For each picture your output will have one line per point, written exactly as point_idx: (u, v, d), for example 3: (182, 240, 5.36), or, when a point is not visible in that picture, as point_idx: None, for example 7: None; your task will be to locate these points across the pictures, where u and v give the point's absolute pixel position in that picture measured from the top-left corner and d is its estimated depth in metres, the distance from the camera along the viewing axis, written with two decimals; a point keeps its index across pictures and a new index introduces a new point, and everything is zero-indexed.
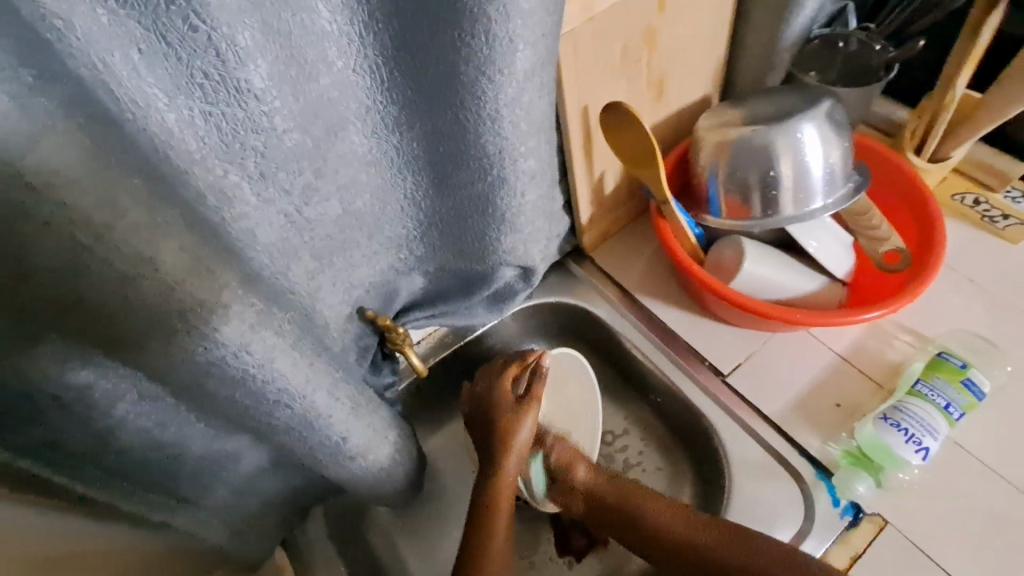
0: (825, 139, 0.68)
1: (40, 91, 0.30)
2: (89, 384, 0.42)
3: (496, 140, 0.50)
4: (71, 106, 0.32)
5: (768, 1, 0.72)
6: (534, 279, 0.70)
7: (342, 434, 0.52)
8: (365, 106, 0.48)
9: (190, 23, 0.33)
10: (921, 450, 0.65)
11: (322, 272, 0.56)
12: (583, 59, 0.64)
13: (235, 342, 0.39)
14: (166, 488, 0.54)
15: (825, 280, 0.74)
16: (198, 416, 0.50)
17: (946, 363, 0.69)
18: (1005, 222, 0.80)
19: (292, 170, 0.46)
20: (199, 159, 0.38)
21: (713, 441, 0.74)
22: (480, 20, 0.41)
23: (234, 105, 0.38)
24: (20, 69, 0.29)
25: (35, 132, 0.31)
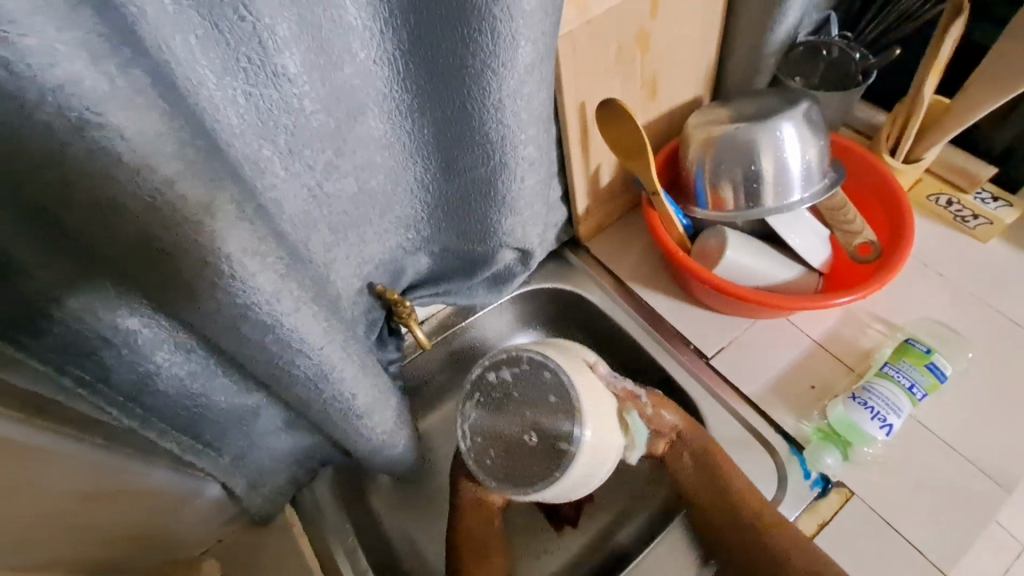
0: (803, 137, 0.73)
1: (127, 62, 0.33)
2: (133, 330, 0.48)
3: (499, 127, 0.56)
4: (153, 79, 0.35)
5: (753, 9, 0.78)
6: (531, 261, 0.76)
7: (354, 391, 0.57)
8: (382, 94, 0.54)
9: (240, 14, 0.39)
10: (886, 426, 0.70)
11: (338, 245, 0.61)
12: (580, 58, 0.69)
13: (268, 295, 0.44)
14: (193, 436, 0.60)
15: (801, 269, 0.79)
16: (224, 370, 0.56)
17: (913, 348, 0.75)
18: (974, 221, 0.86)
19: (316, 148, 0.51)
20: (238, 133, 0.45)
21: (696, 418, 0.79)
22: (487, 19, 0.47)
23: (271, 87, 0.44)
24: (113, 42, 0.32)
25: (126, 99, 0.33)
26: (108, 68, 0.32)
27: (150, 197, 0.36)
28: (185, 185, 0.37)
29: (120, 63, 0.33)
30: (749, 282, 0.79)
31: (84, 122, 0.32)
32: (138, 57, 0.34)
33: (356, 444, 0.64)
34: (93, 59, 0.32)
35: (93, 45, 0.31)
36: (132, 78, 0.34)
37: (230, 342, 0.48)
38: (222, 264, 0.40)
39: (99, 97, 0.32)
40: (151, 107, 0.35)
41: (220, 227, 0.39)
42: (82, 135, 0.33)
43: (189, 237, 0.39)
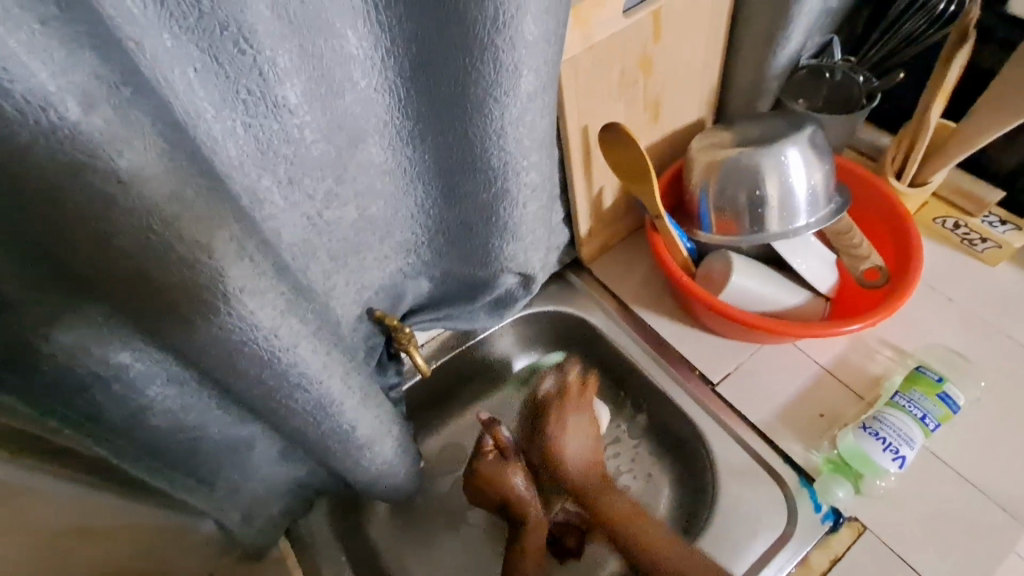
0: (809, 162, 0.73)
1: (132, 102, 0.33)
2: (125, 365, 0.47)
3: (501, 154, 0.55)
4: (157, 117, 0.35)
5: (756, 34, 0.78)
6: (533, 286, 0.74)
7: (352, 423, 0.55)
8: (384, 121, 0.53)
9: (240, 47, 0.38)
10: (898, 458, 0.68)
11: (337, 271, 0.60)
12: (583, 83, 0.69)
13: (265, 331, 0.43)
14: (186, 470, 0.58)
15: (808, 294, 0.78)
16: (218, 402, 0.54)
17: (923, 377, 0.73)
18: (982, 245, 0.85)
19: (316, 176, 0.51)
20: (236, 163, 0.44)
21: (702, 447, 0.77)
22: (490, 48, 0.46)
23: (270, 118, 0.43)
24: (117, 83, 0.32)
25: (126, 138, 0.33)
26: (105, 111, 0.32)
27: (146, 235, 0.35)
28: (187, 225, 0.36)
29: (117, 104, 0.32)
30: (755, 307, 0.77)
31: (84, 165, 0.32)
32: (139, 95, 0.33)
33: (352, 477, 0.62)
34: (90, 104, 0.31)
35: (92, 88, 0.31)
36: (130, 119, 0.33)
37: (224, 379, 0.46)
38: (219, 303, 0.40)
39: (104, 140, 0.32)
40: (150, 143, 0.34)
41: (221, 265, 0.39)
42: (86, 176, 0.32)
43: (184, 275, 0.38)
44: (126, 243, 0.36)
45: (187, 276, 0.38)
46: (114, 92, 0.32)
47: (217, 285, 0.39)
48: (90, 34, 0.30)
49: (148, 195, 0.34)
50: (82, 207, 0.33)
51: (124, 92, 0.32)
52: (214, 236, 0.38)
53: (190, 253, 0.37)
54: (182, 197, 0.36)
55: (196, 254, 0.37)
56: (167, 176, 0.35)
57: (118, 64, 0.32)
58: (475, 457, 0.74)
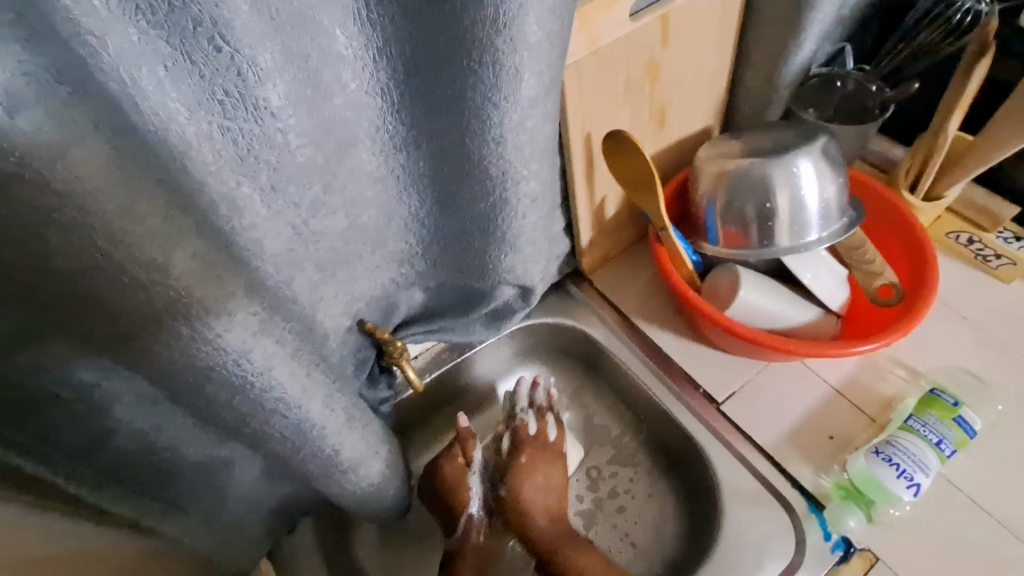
0: (821, 174, 0.70)
1: (73, 105, 0.30)
2: (91, 384, 0.44)
3: (500, 163, 0.52)
4: (99, 117, 0.32)
5: (766, 40, 0.75)
6: (532, 299, 0.71)
7: (335, 447, 0.52)
8: (375, 126, 0.50)
9: (215, 44, 0.35)
10: (913, 486, 0.64)
11: (325, 283, 0.57)
12: (586, 89, 0.66)
13: (237, 350, 0.39)
14: (158, 494, 0.55)
15: (819, 311, 0.75)
16: (193, 422, 0.51)
17: (938, 400, 0.69)
18: (996, 261, 0.82)
19: (302, 183, 0.47)
20: (215, 171, 0.40)
21: (706, 469, 0.74)
22: (489, 50, 0.43)
23: (251, 122, 0.40)
24: (56, 86, 0.30)
25: (65, 141, 0.30)
26: (33, 114, 0.29)
27: (91, 254, 0.33)
28: (139, 240, 0.34)
29: (48, 107, 0.30)
30: (763, 324, 0.74)
31: (11, 175, 0.29)
32: (78, 96, 0.31)
33: (337, 500, 0.59)
34: (14, 107, 0.28)
35: (19, 88, 0.28)
36: (68, 124, 0.30)
37: (194, 402, 0.43)
38: (182, 324, 0.37)
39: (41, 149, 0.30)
40: (98, 152, 0.32)
41: (182, 286, 0.36)
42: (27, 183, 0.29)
43: (140, 296, 0.35)
44: (64, 258, 0.33)
45: (141, 290, 0.35)
46: (53, 95, 0.30)
47: (180, 302, 0.36)
48: (16, 24, 0.27)
49: (91, 210, 0.32)
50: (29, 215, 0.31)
51: (64, 97, 0.30)
52: (173, 251, 0.35)
53: (142, 270, 0.34)
54: (135, 208, 0.33)
55: (150, 272, 0.35)
56: (119, 184, 0.32)
57: (50, 60, 0.29)
58: (441, 457, 0.71)
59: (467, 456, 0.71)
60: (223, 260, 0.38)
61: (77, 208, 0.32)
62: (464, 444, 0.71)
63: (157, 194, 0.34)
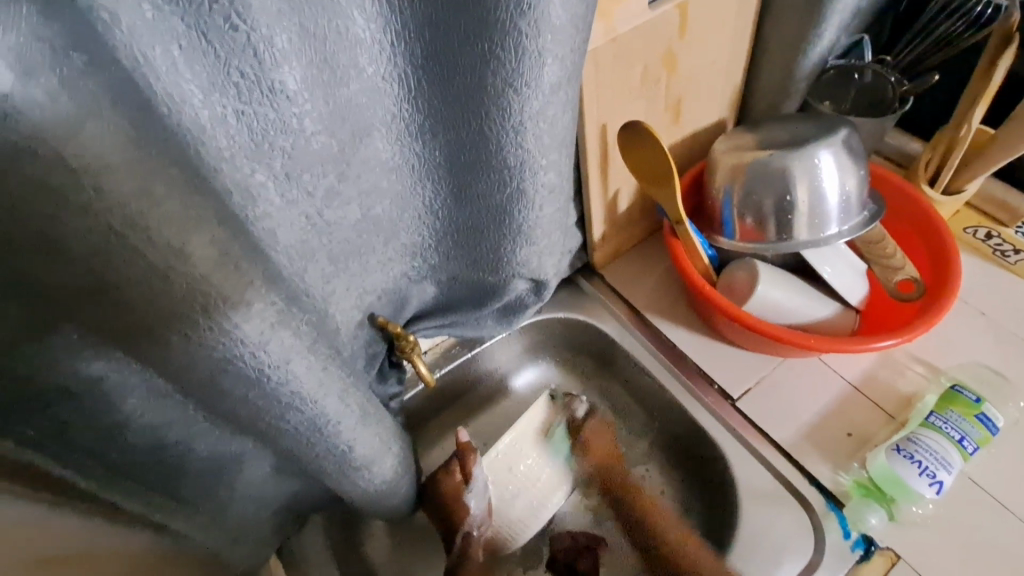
0: (842, 166, 0.68)
1: (89, 76, 0.29)
2: (101, 377, 0.43)
3: (518, 152, 0.51)
4: (116, 95, 0.30)
5: (785, 30, 0.74)
6: (546, 293, 0.70)
7: (349, 443, 0.50)
8: (391, 113, 0.49)
9: (231, 23, 0.34)
10: (935, 483, 0.63)
11: (337, 276, 0.56)
12: (603, 78, 0.65)
13: (254, 342, 0.38)
14: (168, 490, 0.54)
15: (836, 307, 0.74)
16: (204, 416, 0.50)
17: (960, 397, 0.68)
18: (1015, 256, 0.81)
19: (317, 172, 0.46)
20: (228, 157, 0.39)
21: (722, 466, 0.73)
22: (512, 33, 0.42)
23: (266, 105, 0.39)
24: (70, 53, 0.28)
25: (78, 115, 0.28)
26: (48, 82, 0.27)
27: (104, 238, 0.31)
28: (155, 224, 0.32)
29: (64, 75, 0.27)
30: (780, 319, 0.73)
31: (26, 152, 0.28)
32: (93, 68, 0.29)
33: (349, 497, 0.58)
34: (26, 72, 0.26)
35: (27, 53, 0.26)
36: (84, 97, 0.28)
37: (208, 395, 0.41)
38: (198, 314, 0.35)
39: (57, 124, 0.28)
40: (112, 128, 0.30)
41: (199, 274, 0.34)
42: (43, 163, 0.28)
43: (155, 283, 0.34)
44: (77, 243, 0.31)
45: (156, 276, 0.33)
46: (69, 65, 0.28)
47: (197, 291, 0.34)
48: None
49: (107, 189, 0.30)
50: (43, 195, 0.29)
51: (80, 67, 0.28)
52: (191, 235, 0.33)
53: (160, 256, 0.33)
54: (152, 192, 0.32)
55: (168, 258, 0.33)
56: (136, 164, 0.31)
57: (62, 26, 0.27)
58: (440, 471, 0.70)
59: (465, 473, 0.68)
60: (240, 247, 0.37)
61: (91, 188, 0.30)
62: (463, 460, 0.69)
63: (176, 176, 0.33)
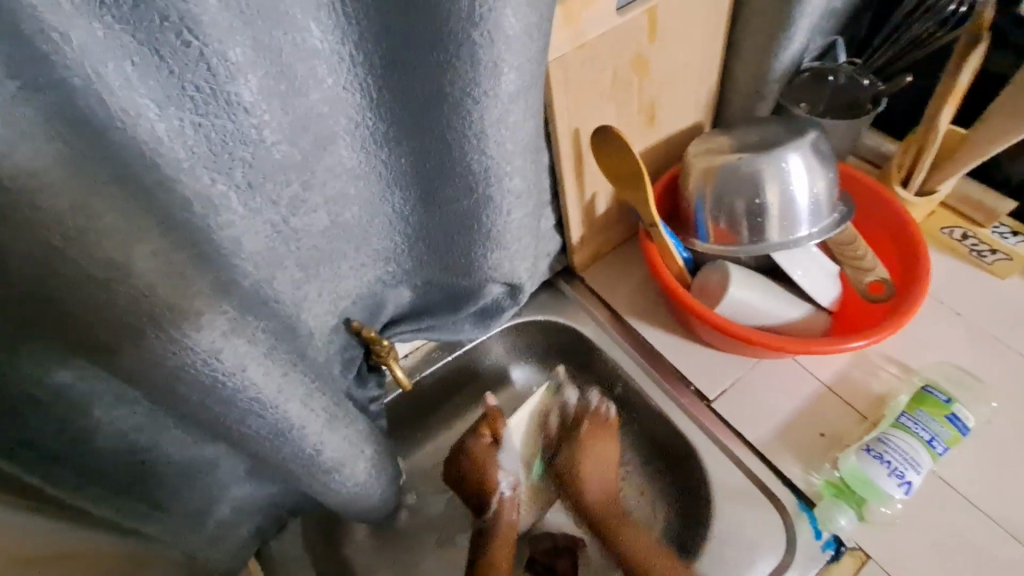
0: (811, 169, 0.69)
1: (25, 100, 0.31)
2: (67, 384, 0.44)
3: (482, 158, 0.51)
4: (53, 115, 0.32)
5: (756, 34, 0.74)
6: (520, 296, 0.71)
7: (316, 447, 0.51)
8: (355, 122, 0.50)
9: (183, 39, 0.34)
10: (904, 483, 0.64)
11: (308, 282, 0.57)
12: (573, 84, 0.65)
13: (207, 349, 0.39)
14: (140, 495, 0.55)
15: (810, 308, 0.75)
16: (174, 422, 0.51)
17: (931, 397, 0.69)
18: (992, 257, 0.81)
19: (280, 180, 0.47)
20: (188, 168, 0.39)
21: (697, 467, 0.73)
22: (466, 44, 0.43)
23: (224, 117, 0.40)
24: (6, 80, 0.30)
25: (13, 138, 0.31)
26: None
27: (44, 250, 0.34)
28: (95, 239, 0.35)
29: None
30: (753, 321, 0.73)
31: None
32: (29, 91, 0.31)
33: (322, 500, 0.58)
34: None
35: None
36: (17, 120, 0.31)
37: (170, 401, 0.43)
38: (146, 325, 0.37)
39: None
40: (52, 151, 0.32)
41: (143, 285, 0.36)
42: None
43: (99, 295, 0.36)
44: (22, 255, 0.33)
45: (100, 287, 0.36)
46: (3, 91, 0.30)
47: (141, 301, 0.37)
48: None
49: (42, 205, 0.33)
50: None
51: (14, 91, 0.30)
52: (131, 250, 0.36)
53: (102, 270, 0.35)
54: (91, 209, 0.34)
55: (110, 272, 0.36)
56: (71, 182, 0.33)
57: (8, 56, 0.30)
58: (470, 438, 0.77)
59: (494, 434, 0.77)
60: (186, 259, 0.38)
61: (29, 203, 0.32)
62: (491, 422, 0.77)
63: (116, 195, 0.36)
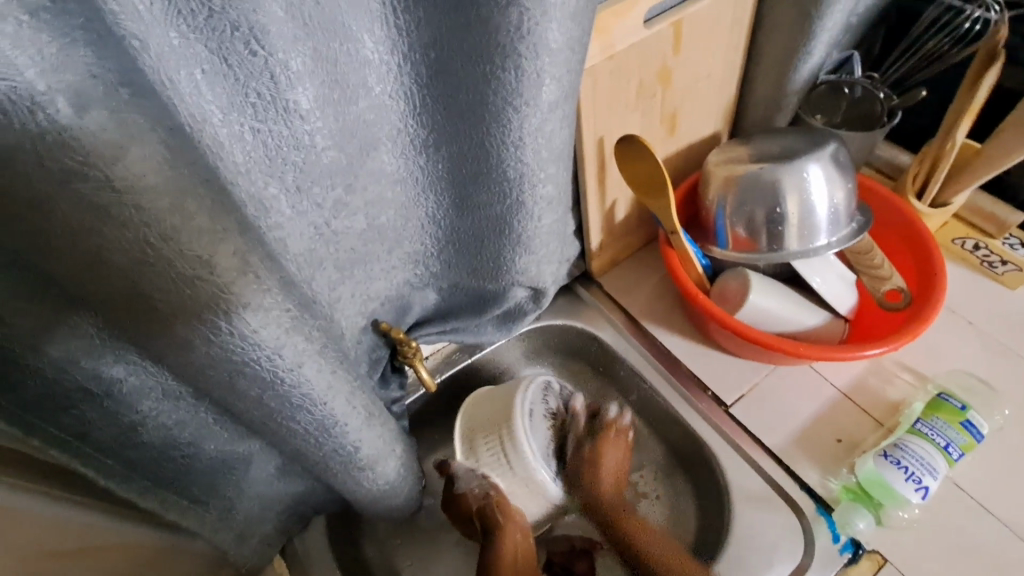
0: (830, 179, 0.71)
1: (134, 107, 0.31)
2: (118, 379, 0.46)
3: (518, 165, 0.53)
4: (158, 122, 0.32)
5: (775, 48, 0.76)
6: (544, 300, 0.72)
7: (355, 445, 0.53)
8: (397, 128, 0.51)
9: (251, 48, 0.36)
10: (921, 488, 0.65)
11: (343, 283, 0.58)
12: (601, 94, 0.67)
13: (270, 346, 0.40)
14: (177, 491, 0.57)
15: (827, 316, 0.76)
16: (214, 418, 0.53)
17: (946, 404, 0.70)
18: (1002, 267, 0.82)
19: (325, 185, 0.48)
20: (244, 171, 0.42)
21: (715, 470, 0.74)
22: (512, 56, 0.44)
23: (280, 123, 0.41)
24: (117, 86, 0.30)
25: (123, 141, 0.30)
26: (99, 115, 0.29)
27: (141, 250, 0.33)
28: (185, 237, 0.34)
29: (112, 108, 0.30)
30: (772, 327, 0.75)
31: (75, 174, 0.30)
32: (137, 99, 0.31)
33: (353, 497, 0.59)
34: (82, 106, 0.29)
35: (87, 89, 0.29)
36: (128, 124, 0.30)
37: (223, 398, 0.44)
38: (219, 319, 0.37)
39: (103, 150, 0.30)
40: (154, 151, 0.32)
41: (223, 282, 0.36)
42: (82, 184, 0.30)
43: (183, 290, 0.35)
44: (103, 254, 0.33)
45: (185, 285, 0.35)
46: (117, 97, 0.30)
47: (220, 298, 0.37)
48: (85, 30, 0.28)
49: (145, 207, 0.32)
50: (92, 212, 0.31)
51: (125, 98, 0.30)
52: (216, 248, 0.35)
53: (188, 266, 0.35)
54: (184, 208, 0.34)
55: (195, 268, 0.35)
56: (171, 184, 0.33)
57: (115, 64, 0.30)
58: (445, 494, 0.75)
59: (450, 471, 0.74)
60: (260, 257, 0.38)
61: (130, 205, 0.32)
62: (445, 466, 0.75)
63: (205, 196, 0.35)
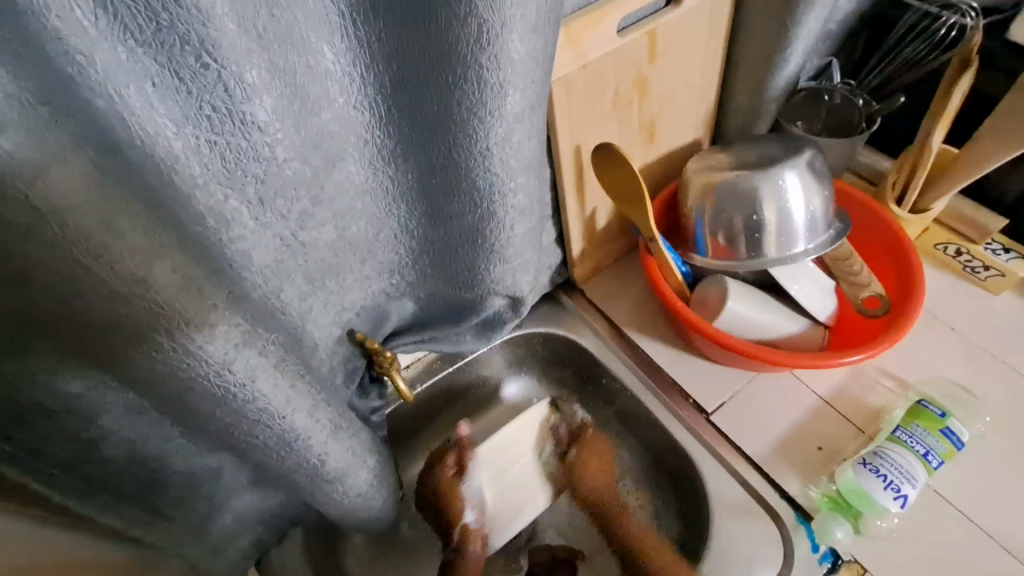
0: (807, 186, 0.70)
1: (54, 125, 0.32)
2: (76, 394, 0.46)
3: (486, 175, 0.52)
4: (82, 141, 0.33)
5: (753, 55, 0.76)
6: (522, 309, 0.71)
7: (321, 457, 0.52)
8: (363, 139, 0.51)
9: (202, 61, 0.36)
10: (899, 497, 0.64)
11: (314, 294, 0.58)
12: (576, 103, 0.67)
13: (218, 360, 0.41)
14: (143, 504, 0.57)
15: (806, 323, 0.76)
16: (179, 431, 0.53)
17: (926, 411, 0.69)
18: (985, 273, 0.82)
19: (290, 196, 0.48)
20: (202, 184, 0.41)
21: (695, 478, 0.74)
22: (472, 67, 0.44)
23: (238, 135, 0.41)
24: (37, 106, 0.31)
25: (45, 162, 0.32)
26: (15, 135, 0.31)
27: (72, 266, 0.35)
28: (118, 255, 0.36)
29: (29, 127, 0.31)
30: (751, 334, 0.75)
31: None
32: (61, 118, 0.32)
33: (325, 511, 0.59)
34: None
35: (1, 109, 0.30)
36: (48, 143, 0.32)
37: (177, 410, 0.44)
38: (163, 336, 0.39)
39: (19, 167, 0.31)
40: (79, 168, 0.33)
41: (163, 298, 0.38)
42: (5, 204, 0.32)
43: (119, 307, 0.37)
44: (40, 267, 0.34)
45: (119, 301, 0.37)
46: (35, 116, 0.31)
47: (160, 314, 0.38)
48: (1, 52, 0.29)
49: (71, 225, 0.34)
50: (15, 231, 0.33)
51: (45, 117, 0.32)
52: (153, 265, 0.37)
53: (123, 284, 0.36)
54: (116, 226, 0.35)
55: (130, 286, 0.37)
56: (99, 203, 0.34)
57: (33, 82, 0.31)
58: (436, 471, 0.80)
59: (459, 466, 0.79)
60: (203, 273, 0.40)
61: (54, 224, 0.33)
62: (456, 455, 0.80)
63: (138, 212, 0.37)
